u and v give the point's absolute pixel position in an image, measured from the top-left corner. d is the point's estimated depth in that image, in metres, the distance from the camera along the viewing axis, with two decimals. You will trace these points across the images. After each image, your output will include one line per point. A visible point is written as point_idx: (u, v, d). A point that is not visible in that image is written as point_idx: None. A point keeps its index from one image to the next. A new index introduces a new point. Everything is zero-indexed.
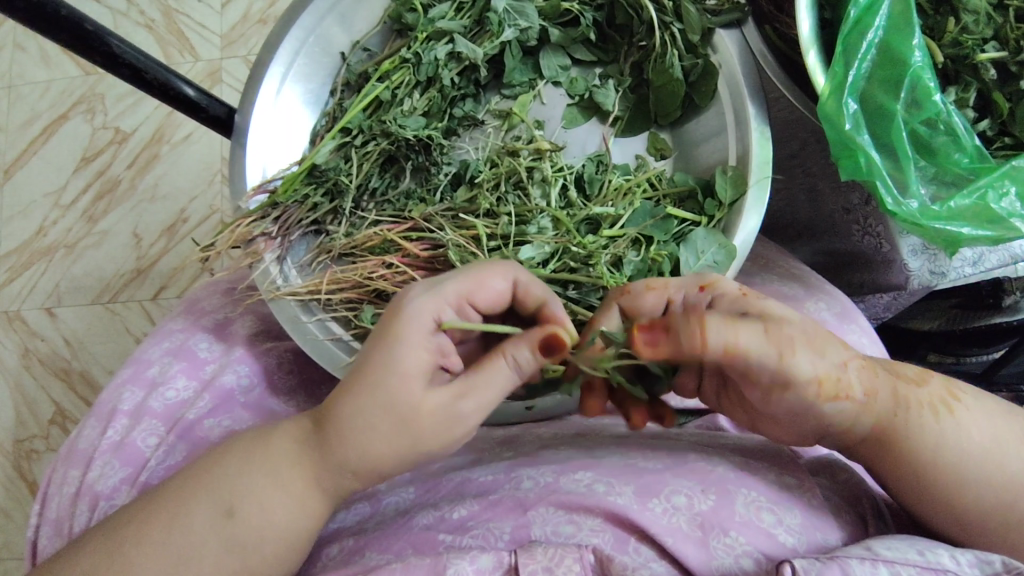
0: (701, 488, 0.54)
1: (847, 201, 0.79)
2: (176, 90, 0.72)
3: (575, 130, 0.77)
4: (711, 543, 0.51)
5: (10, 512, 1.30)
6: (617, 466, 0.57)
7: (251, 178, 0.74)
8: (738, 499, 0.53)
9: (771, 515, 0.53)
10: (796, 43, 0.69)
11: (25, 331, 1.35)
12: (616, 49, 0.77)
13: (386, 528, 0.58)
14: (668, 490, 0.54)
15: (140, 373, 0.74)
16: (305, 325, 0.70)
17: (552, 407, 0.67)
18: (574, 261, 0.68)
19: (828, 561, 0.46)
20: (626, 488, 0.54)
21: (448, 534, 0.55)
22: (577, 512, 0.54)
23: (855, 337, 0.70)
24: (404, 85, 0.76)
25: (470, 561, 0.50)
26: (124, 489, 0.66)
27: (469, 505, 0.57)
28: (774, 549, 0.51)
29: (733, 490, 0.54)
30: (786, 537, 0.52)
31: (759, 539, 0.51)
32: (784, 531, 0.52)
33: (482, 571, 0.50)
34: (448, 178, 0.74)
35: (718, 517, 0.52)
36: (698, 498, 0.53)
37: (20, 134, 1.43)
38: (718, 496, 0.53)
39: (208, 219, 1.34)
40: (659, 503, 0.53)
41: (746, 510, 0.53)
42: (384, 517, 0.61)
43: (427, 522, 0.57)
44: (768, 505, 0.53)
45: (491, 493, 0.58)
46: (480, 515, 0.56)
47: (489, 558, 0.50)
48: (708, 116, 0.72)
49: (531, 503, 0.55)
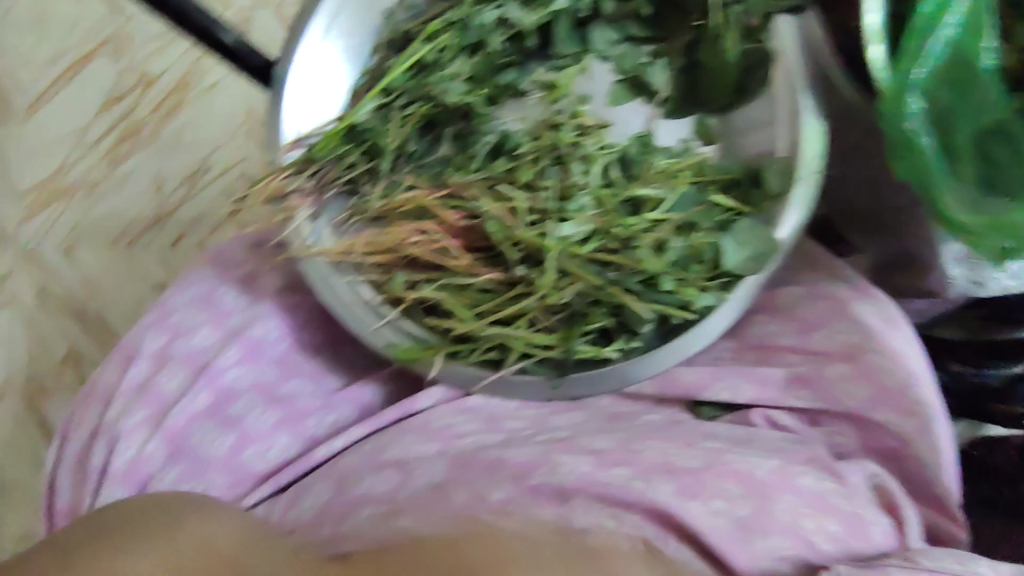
0: (742, 493, 0.53)
1: (899, 200, 0.75)
2: (213, 35, 0.70)
3: (616, 109, 0.77)
4: (755, 543, 0.51)
5: (17, 447, 1.30)
6: (656, 464, 0.55)
7: (286, 132, 0.73)
8: (779, 505, 0.52)
9: (811, 521, 0.52)
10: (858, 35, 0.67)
11: (41, 269, 1.35)
12: (671, 27, 0.73)
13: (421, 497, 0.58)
14: (709, 492, 0.53)
15: (162, 318, 0.72)
16: (335, 286, 0.70)
17: (575, 386, 0.65)
18: (614, 242, 0.65)
19: (869, 569, 0.49)
20: (666, 485, 0.54)
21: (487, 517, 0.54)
22: (615, 506, 0.54)
23: (902, 348, 0.61)
24: (450, 47, 0.72)
25: None
26: (146, 429, 0.68)
27: (507, 487, 0.56)
28: (814, 554, 0.51)
29: (775, 495, 0.53)
30: (824, 542, 0.51)
31: (800, 545, 0.51)
32: (823, 538, 0.52)
33: None
34: (486, 148, 0.71)
35: (760, 521, 0.52)
36: (738, 502, 0.53)
37: (44, 69, 1.40)
38: (758, 501, 0.53)
39: (230, 170, 1.35)
40: (699, 505, 0.53)
41: (784, 515, 0.52)
42: (415, 493, 0.59)
43: (463, 501, 0.56)
44: (809, 511, 0.52)
45: (528, 475, 0.57)
46: (521, 500, 0.56)
47: None
48: (765, 105, 0.71)
49: (571, 492, 0.55)
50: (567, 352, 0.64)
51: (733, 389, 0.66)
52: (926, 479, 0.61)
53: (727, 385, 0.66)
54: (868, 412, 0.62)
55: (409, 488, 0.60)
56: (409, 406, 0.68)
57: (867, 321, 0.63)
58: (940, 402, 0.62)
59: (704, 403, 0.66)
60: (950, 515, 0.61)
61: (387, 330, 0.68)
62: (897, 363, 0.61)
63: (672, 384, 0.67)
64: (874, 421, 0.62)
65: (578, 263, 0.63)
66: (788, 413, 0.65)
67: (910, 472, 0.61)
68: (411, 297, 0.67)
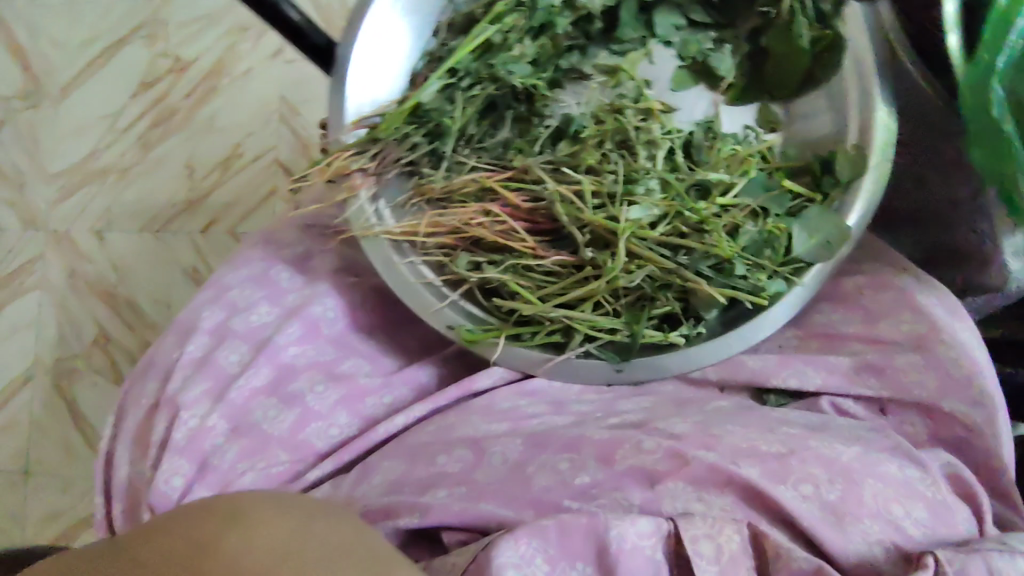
0: (829, 476, 0.52)
1: (956, 193, 0.74)
2: (282, 14, 0.70)
3: (682, 94, 0.75)
4: (847, 527, 0.50)
5: (49, 428, 1.30)
6: (739, 446, 0.55)
7: (349, 112, 0.73)
8: (867, 489, 0.52)
9: (898, 507, 0.51)
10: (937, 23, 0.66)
11: (74, 253, 1.35)
12: (735, 12, 0.73)
13: (506, 480, 0.57)
14: (796, 477, 0.53)
15: (219, 295, 0.74)
16: (397, 267, 0.69)
17: (636, 372, 0.65)
18: (685, 226, 0.64)
19: (970, 552, 0.48)
20: (752, 467, 0.53)
21: (572, 500, 0.54)
22: (705, 490, 0.53)
23: (965, 339, 0.61)
24: (517, 29, 0.72)
25: (631, 524, 0.49)
26: (206, 402, 0.68)
27: (592, 471, 0.56)
28: (906, 541, 0.50)
29: (861, 481, 0.52)
30: (913, 528, 0.51)
31: (890, 530, 0.50)
32: (911, 523, 0.51)
33: (641, 535, 0.49)
34: (547, 131, 0.72)
35: (849, 506, 0.51)
36: (825, 487, 0.52)
37: (77, 53, 1.40)
38: (845, 486, 0.52)
39: (262, 155, 1.35)
40: (788, 490, 0.52)
41: (873, 500, 0.51)
42: (492, 471, 0.59)
43: (547, 485, 0.55)
44: (896, 496, 0.52)
45: (614, 459, 0.56)
46: (606, 483, 0.55)
47: (647, 523, 0.50)
48: (821, 96, 0.72)
49: (660, 476, 0.54)
50: (633, 335, 0.63)
51: (801, 376, 0.65)
52: (991, 469, 0.60)
53: (795, 370, 0.65)
54: (935, 401, 0.61)
55: (484, 467, 0.59)
56: (468, 385, 0.68)
57: (931, 312, 0.63)
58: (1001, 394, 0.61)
59: (771, 391, 0.66)
60: (1015, 507, 0.60)
61: (448, 311, 0.68)
62: (963, 354, 0.61)
63: (739, 371, 0.66)
64: (942, 410, 0.61)
65: (647, 246, 0.63)
66: (855, 401, 0.64)
67: (976, 462, 0.61)
68: (476, 278, 0.66)
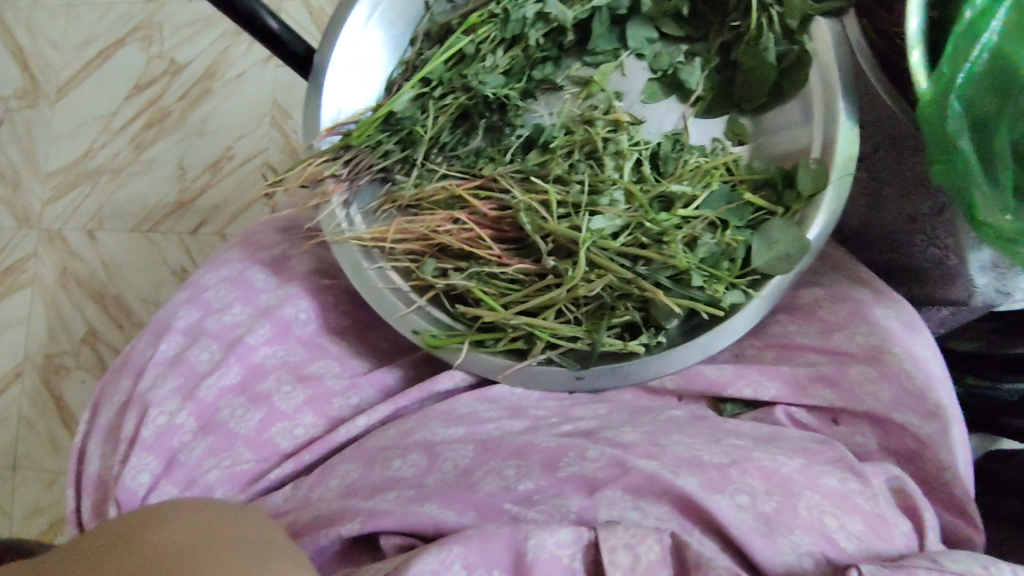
0: (765, 489, 0.54)
1: (915, 210, 0.74)
2: (260, 22, 0.71)
3: (654, 106, 0.76)
4: (778, 539, 0.52)
5: (34, 424, 1.31)
6: (682, 458, 0.57)
7: (324, 118, 0.75)
8: (802, 502, 0.53)
9: (833, 519, 0.52)
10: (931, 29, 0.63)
11: (65, 251, 1.36)
12: (706, 26, 0.75)
13: (450, 485, 0.59)
14: (733, 488, 0.54)
15: (195, 296, 0.76)
16: (365, 272, 0.71)
17: (597, 379, 0.65)
18: (645, 237, 0.65)
19: (895, 569, 0.48)
20: (692, 478, 0.55)
21: (513, 505, 0.56)
22: (643, 499, 0.55)
23: (919, 352, 0.62)
24: (490, 40, 0.74)
25: (550, 534, 0.51)
26: (175, 399, 0.70)
27: (536, 478, 0.57)
28: (837, 552, 0.51)
29: (797, 493, 0.54)
30: (846, 541, 0.51)
31: (822, 542, 0.51)
32: (845, 537, 0.52)
33: (562, 544, 0.51)
34: (519, 140, 0.72)
35: (783, 517, 0.52)
36: (762, 499, 0.53)
37: (76, 54, 1.43)
38: (782, 498, 0.53)
39: (252, 158, 1.34)
40: (724, 500, 0.54)
41: (807, 512, 0.53)
42: (443, 476, 0.60)
43: (492, 490, 0.57)
44: (831, 509, 0.53)
45: (558, 464, 0.58)
46: (548, 489, 0.56)
47: (568, 532, 0.51)
48: (794, 107, 0.72)
49: (600, 484, 0.56)
50: (592, 344, 0.65)
51: (756, 386, 0.66)
52: (944, 481, 0.60)
53: (752, 381, 0.66)
54: (888, 412, 0.62)
55: (436, 472, 0.61)
56: (431, 387, 0.70)
57: (887, 324, 0.64)
58: (956, 407, 0.62)
59: (727, 399, 0.67)
60: (967, 518, 0.60)
61: (413, 316, 0.69)
62: (920, 367, 0.61)
63: (694, 381, 0.68)
64: (894, 422, 0.62)
65: (607, 255, 0.64)
66: (807, 411, 0.65)
67: (927, 473, 0.61)
68: (441, 285, 0.68)
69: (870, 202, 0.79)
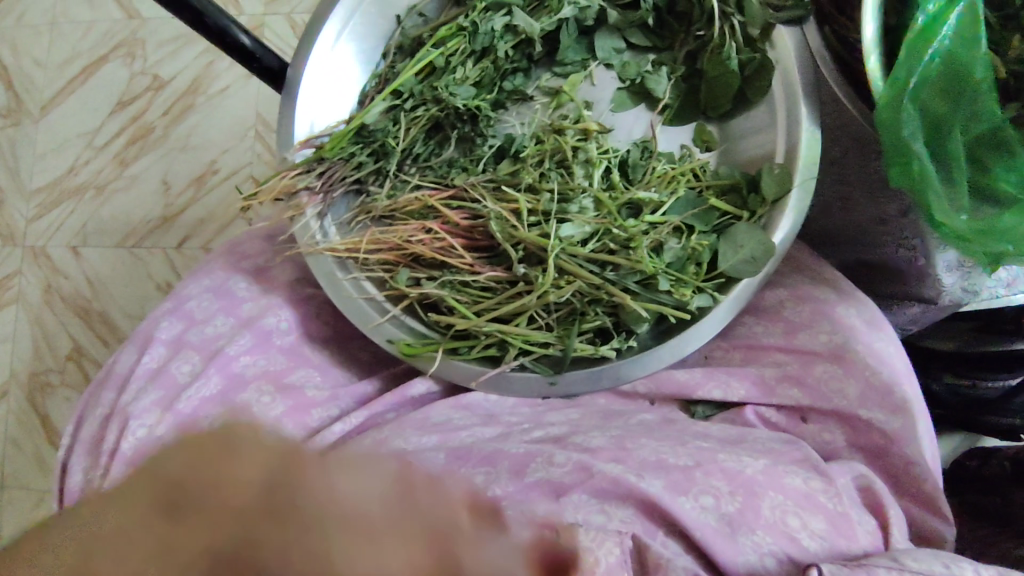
0: (729, 489, 0.55)
1: (884, 212, 0.75)
2: (231, 38, 0.71)
3: (623, 114, 0.77)
4: (739, 539, 0.53)
5: (19, 442, 1.31)
6: (648, 460, 0.58)
7: (297, 131, 0.75)
8: (765, 503, 0.54)
9: (796, 519, 0.54)
10: (888, 35, 0.64)
11: (50, 268, 1.36)
12: (672, 36, 0.76)
13: None
14: (697, 489, 0.56)
15: (177, 308, 0.76)
16: (340, 282, 0.72)
17: (570, 385, 0.66)
18: (614, 243, 0.67)
19: (855, 568, 0.49)
20: (657, 481, 0.56)
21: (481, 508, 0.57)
22: (608, 502, 0.56)
23: (881, 348, 0.64)
24: (459, 53, 0.75)
25: (511, 535, 0.51)
26: (154, 411, 0.69)
27: (506, 484, 0.58)
28: (799, 552, 0.52)
29: (761, 493, 0.55)
30: (809, 541, 0.53)
31: (784, 541, 0.53)
32: (807, 536, 0.53)
33: None
34: (491, 151, 0.73)
35: (745, 518, 0.54)
36: (726, 499, 0.55)
37: (59, 72, 1.44)
38: (745, 499, 0.55)
39: (236, 172, 1.34)
40: (688, 501, 0.55)
41: (770, 513, 0.54)
42: None
43: None
44: (794, 509, 0.54)
45: (526, 470, 0.59)
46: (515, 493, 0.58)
47: (530, 533, 0.51)
48: (762, 112, 0.73)
49: (567, 488, 0.57)
50: (565, 349, 0.66)
51: (725, 388, 0.67)
52: (911, 477, 0.61)
53: (724, 384, 0.67)
54: (855, 409, 0.63)
55: None
56: (404, 392, 0.72)
57: (849, 322, 0.65)
58: (920, 401, 0.63)
59: (698, 403, 0.68)
60: (936, 513, 0.61)
61: (388, 326, 0.70)
62: (882, 363, 0.63)
63: (664, 385, 0.69)
64: (861, 419, 0.63)
65: (577, 262, 0.65)
66: (776, 411, 0.67)
67: (894, 469, 0.62)
68: (415, 293, 0.68)
69: (843, 204, 0.79)
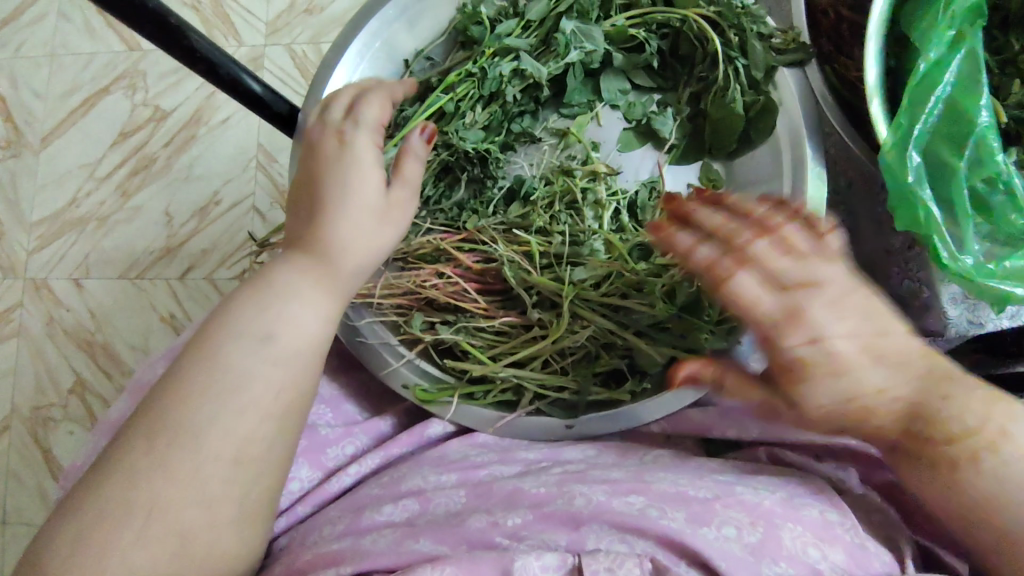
0: (749, 521, 0.56)
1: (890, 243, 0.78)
2: (243, 86, 0.69)
3: (629, 154, 0.78)
4: (763, 570, 0.54)
5: (21, 476, 1.30)
6: (667, 493, 0.59)
7: None
8: (785, 533, 0.55)
9: (815, 551, 0.55)
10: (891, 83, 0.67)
11: (52, 300, 1.36)
12: (675, 76, 0.78)
13: (438, 525, 0.60)
14: (719, 519, 0.56)
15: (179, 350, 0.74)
16: (355, 326, 0.71)
17: (588, 424, 0.68)
18: (625, 286, 0.68)
19: None
20: (678, 513, 0.57)
21: (504, 538, 0.58)
22: (628, 533, 0.57)
23: None
24: (468, 98, 0.75)
25: (536, 557, 0.54)
26: None
27: (524, 513, 0.60)
28: None
29: (780, 526, 0.56)
30: (829, 572, 0.54)
31: (804, 571, 0.54)
32: (827, 566, 0.54)
33: (546, 568, 0.54)
34: (502, 193, 0.74)
35: (767, 548, 0.55)
36: (747, 530, 0.56)
37: (60, 104, 1.44)
38: (765, 529, 0.56)
39: (240, 203, 1.34)
40: (710, 532, 0.56)
41: (792, 544, 0.55)
42: (434, 518, 0.62)
43: (481, 526, 0.59)
44: (814, 539, 0.55)
45: (545, 504, 0.60)
46: (536, 524, 0.59)
47: (553, 557, 0.54)
48: (764, 152, 0.73)
49: (584, 519, 0.58)
50: (578, 393, 0.68)
51: (739, 428, 0.68)
52: (926, 513, 0.63)
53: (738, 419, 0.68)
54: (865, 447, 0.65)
55: (428, 514, 0.63)
56: (421, 434, 0.72)
57: None
58: None
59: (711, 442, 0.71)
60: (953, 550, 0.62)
61: (402, 371, 0.70)
62: None
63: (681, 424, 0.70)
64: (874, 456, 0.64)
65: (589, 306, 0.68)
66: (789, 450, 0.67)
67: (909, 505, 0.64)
68: (430, 340, 0.70)
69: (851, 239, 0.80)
